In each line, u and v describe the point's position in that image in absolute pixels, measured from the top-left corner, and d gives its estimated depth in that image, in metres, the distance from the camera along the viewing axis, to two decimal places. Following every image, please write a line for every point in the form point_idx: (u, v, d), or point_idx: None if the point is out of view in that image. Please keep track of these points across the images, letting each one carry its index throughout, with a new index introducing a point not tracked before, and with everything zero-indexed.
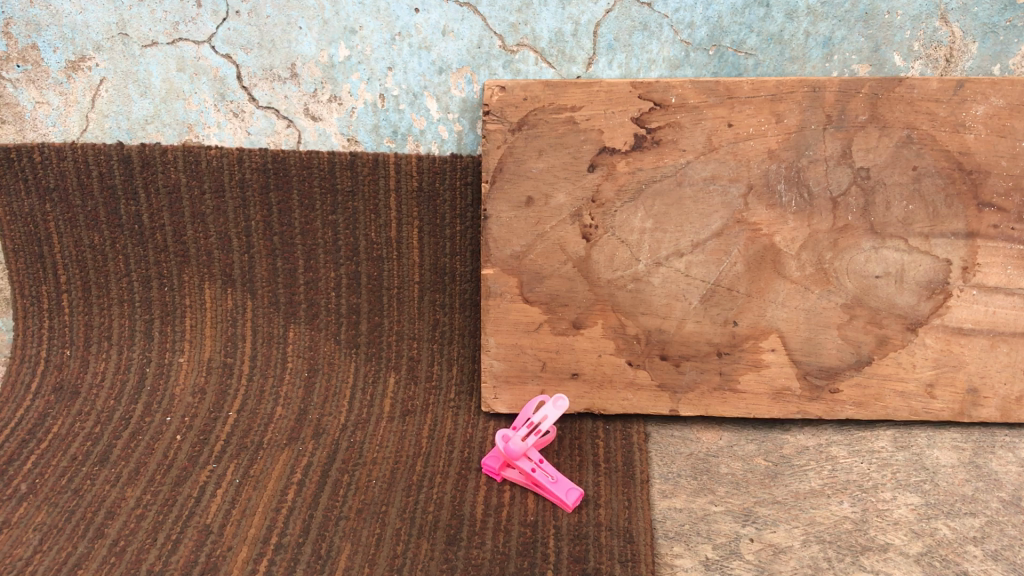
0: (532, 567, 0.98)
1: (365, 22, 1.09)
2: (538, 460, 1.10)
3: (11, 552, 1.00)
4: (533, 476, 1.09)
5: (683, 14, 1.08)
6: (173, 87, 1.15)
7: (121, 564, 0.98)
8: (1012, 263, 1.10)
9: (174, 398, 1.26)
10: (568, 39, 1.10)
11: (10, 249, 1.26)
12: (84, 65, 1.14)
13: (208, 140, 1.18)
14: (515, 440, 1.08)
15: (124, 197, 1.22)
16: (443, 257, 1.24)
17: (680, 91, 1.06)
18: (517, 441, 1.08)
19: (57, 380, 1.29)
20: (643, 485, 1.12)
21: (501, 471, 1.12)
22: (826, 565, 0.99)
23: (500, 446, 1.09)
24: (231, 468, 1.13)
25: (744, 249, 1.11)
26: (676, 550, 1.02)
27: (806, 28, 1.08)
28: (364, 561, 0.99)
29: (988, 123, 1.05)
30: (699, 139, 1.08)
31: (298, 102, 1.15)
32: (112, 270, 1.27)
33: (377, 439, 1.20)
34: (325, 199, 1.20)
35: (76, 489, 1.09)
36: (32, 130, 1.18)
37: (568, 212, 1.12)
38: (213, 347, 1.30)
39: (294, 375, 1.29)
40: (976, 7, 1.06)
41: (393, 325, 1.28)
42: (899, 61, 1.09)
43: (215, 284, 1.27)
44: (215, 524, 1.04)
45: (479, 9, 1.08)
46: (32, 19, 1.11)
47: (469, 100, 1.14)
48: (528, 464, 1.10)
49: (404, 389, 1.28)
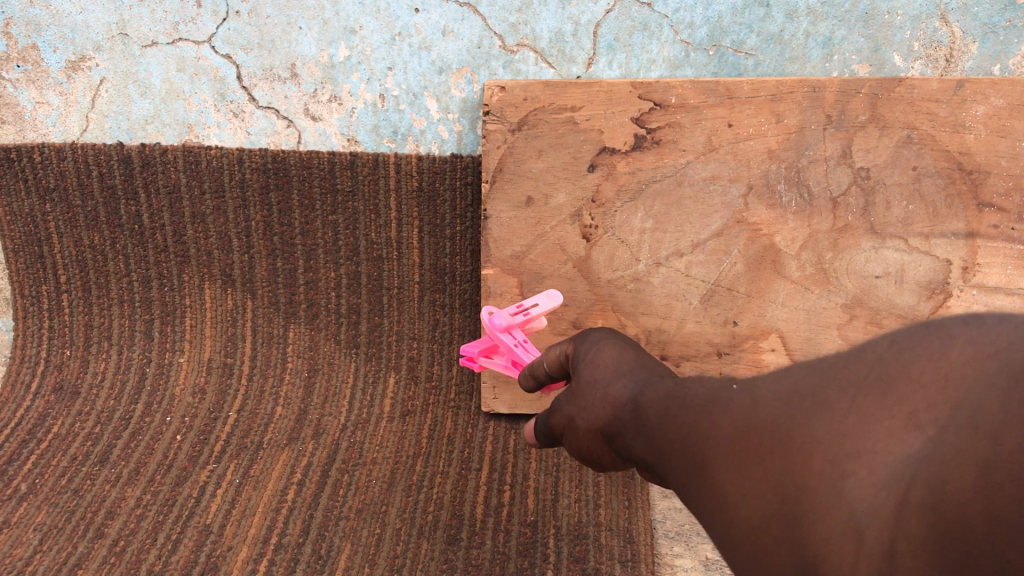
0: (533, 567, 0.99)
1: (365, 22, 1.09)
2: (522, 341, 0.93)
3: (11, 552, 1.00)
4: (514, 352, 0.91)
5: (683, 14, 1.08)
6: (173, 87, 1.14)
7: (121, 565, 0.98)
8: (1013, 264, 1.07)
9: (173, 398, 1.26)
10: (568, 39, 1.10)
11: (10, 249, 1.26)
12: (84, 66, 1.14)
13: (208, 140, 1.18)
14: (501, 312, 0.94)
15: (124, 197, 1.21)
16: (444, 258, 1.23)
17: (680, 91, 1.06)
18: (501, 316, 0.94)
19: (57, 380, 1.28)
20: (643, 485, 1.12)
21: (479, 358, 0.95)
22: None
23: (484, 323, 0.95)
24: (231, 467, 1.13)
25: (744, 249, 1.12)
26: (676, 550, 1.03)
27: (806, 28, 1.08)
28: (364, 561, 0.99)
29: (988, 123, 1.04)
30: (699, 139, 1.08)
31: (298, 102, 1.15)
32: (112, 270, 1.27)
33: (377, 439, 1.20)
34: (325, 199, 1.20)
35: (76, 489, 1.09)
36: (32, 130, 1.18)
37: (568, 212, 1.12)
38: (213, 347, 1.30)
39: (294, 375, 1.28)
40: (976, 7, 1.06)
41: (393, 325, 1.28)
42: (899, 61, 1.09)
43: (215, 284, 1.27)
44: (215, 524, 1.04)
45: (479, 9, 1.08)
46: (32, 19, 1.12)
47: (469, 100, 1.14)
48: (513, 343, 0.92)
49: (404, 389, 1.28)
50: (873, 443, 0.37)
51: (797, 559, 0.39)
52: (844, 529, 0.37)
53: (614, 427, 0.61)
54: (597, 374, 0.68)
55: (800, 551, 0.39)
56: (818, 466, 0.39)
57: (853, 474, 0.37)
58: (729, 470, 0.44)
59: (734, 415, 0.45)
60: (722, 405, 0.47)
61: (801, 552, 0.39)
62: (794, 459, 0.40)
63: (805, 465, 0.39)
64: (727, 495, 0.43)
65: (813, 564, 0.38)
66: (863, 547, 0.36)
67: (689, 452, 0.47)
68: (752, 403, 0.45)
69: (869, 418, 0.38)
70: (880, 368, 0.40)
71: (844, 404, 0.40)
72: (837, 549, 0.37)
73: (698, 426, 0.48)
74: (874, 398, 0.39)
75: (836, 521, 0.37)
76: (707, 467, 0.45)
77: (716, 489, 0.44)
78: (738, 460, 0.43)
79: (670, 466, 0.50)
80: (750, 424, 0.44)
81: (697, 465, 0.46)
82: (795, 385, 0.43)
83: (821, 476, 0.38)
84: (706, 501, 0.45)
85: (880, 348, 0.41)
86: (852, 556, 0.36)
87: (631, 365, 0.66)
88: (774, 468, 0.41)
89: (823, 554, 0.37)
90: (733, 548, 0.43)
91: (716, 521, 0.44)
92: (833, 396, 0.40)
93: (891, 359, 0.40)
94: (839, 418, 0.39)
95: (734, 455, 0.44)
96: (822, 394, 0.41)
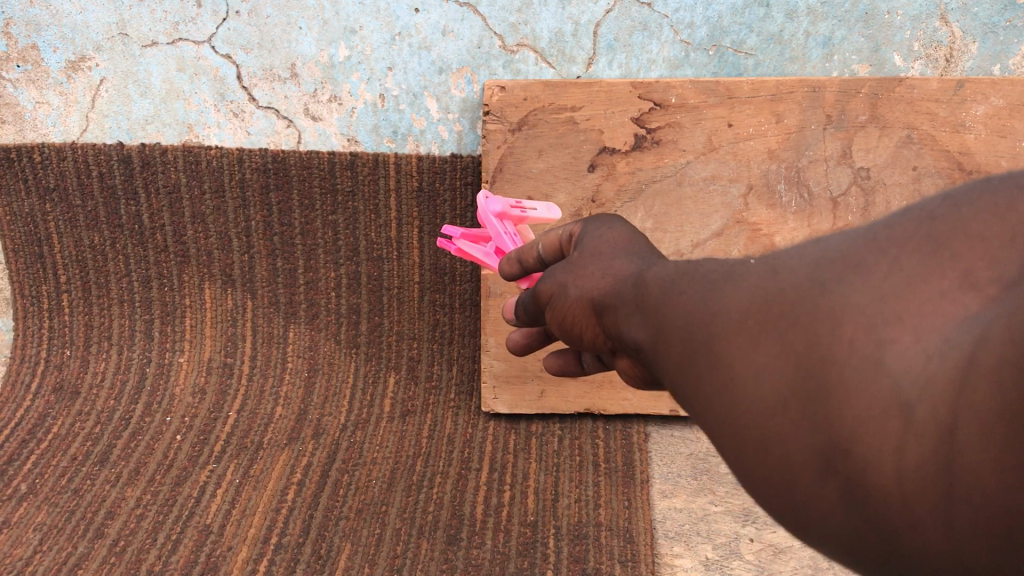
0: (533, 567, 0.99)
1: (365, 21, 1.09)
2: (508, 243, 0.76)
3: (11, 551, 1.00)
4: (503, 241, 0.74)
5: (683, 14, 1.08)
6: (173, 87, 1.14)
7: (121, 564, 0.98)
8: None
9: (173, 398, 1.26)
10: (568, 39, 1.10)
11: (10, 249, 1.26)
12: (84, 65, 1.14)
13: (208, 140, 1.18)
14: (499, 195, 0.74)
15: (124, 197, 1.21)
16: (444, 258, 1.23)
17: (680, 91, 1.07)
18: (499, 200, 0.73)
19: (57, 380, 1.28)
20: (643, 485, 1.12)
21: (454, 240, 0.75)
22: (825, 565, 1.02)
23: (477, 206, 0.73)
24: (231, 467, 1.14)
25: (744, 248, 1.11)
26: (676, 550, 1.03)
27: (806, 28, 1.08)
28: (364, 561, 0.99)
29: (988, 123, 1.04)
30: (699, 139, 1.08)
31: (298, 101, 1.15)
32: (112, 270, 1.27)
33: (377, 439, 1.20)
34: (325, 199, 1.20)
35: (76, 489, 1.09)
36: (32, 130, 1.18)
37: (569, 213, 1.11)
38: (213, 347, 1.29)
39: (294, 375, 1.28)
40: (976, 7, 1.06)
41: (393, 325, 1.28)
42: (899, 61, 1.09)
43: (215, 284, 1.27)
44: (215, 524, 1.04)
45: (479, 9, 1.08)
46: (32, 19, 1.12)
47: (469, 100, 1.14)
48: (505, 233, 0.73)
49: (404, 389, 1.28)
50: (919, 308, 0.34)
51: (823, 444, 0.34)
52: (886, 405, 0.33)
53: (605, 313, 0.50)
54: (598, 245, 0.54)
55: (826, 432, 0.34)
56: (850, 333, 0.34)
57: (894, 341, 0.33)
58: (748, 351, 0.37)
59: (752, 288, 0.39)
60: (737, 279, 0.40)
61: (827, 435, 0.34)
62: (822, 329, 0.35)
63: (835, 333, 0.34)
64: (736, 373, 0.37)
65: (844, 449, 0.33)
66: (912, 425, 0.32)
67: (693, 329, 0.40)
68: (771, 274, 0.39)
69: (915, 280, 0.35)
70: (931, 227, 0.37)
71: (884, 266, 0.35)
72: (878, 429, 0.33)
73: (704, 303, 0.40)
74: (922, 258, 0.35)
75: (876, 396, 0.33)
76: (713, 345, 0.38)
77: (720, 369, 0.38)
78: (756, 333, 0.37)
79: (664, 351, 0.42)
80: (770, 294, 0.38)
81: (699, 344, 0.39)
82: (824, 250, 0.38)
83: (855, 346, 0.34)
84: (706, 382, 0.38)
85: (920, 212, 0.38)
86: (897, 437, 0.33)
87: (638, 242, 0.53)
88: (797, 340, 0.35)
89: (858, 437, 0.33)
90: (735, 439, 0.37)
91: (717, 405, 0.38)
92: (871, 258, 0.36)
93: (943, 219, 0.37)
94: (878, 280, 0.35)
95: (749, 330, 0.37)
96: (856, 257, 0.36)
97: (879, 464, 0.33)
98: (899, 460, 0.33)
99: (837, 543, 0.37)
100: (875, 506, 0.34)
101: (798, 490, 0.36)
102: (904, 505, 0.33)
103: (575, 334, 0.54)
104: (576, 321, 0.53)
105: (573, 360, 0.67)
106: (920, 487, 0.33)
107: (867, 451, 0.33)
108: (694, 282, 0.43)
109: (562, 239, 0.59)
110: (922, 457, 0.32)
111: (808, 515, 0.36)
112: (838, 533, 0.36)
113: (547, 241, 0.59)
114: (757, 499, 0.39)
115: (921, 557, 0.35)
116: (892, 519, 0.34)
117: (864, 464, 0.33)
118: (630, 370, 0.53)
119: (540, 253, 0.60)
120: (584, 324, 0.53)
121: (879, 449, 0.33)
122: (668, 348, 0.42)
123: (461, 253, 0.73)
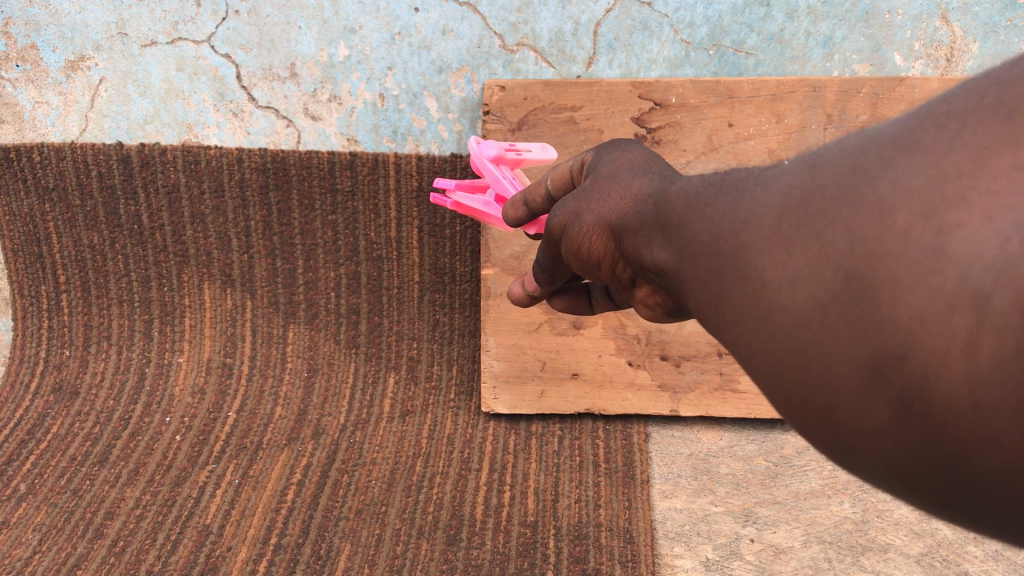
0: (533, 567, 0.99)
1: (365, 22, 1.09)
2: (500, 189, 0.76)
3: (11, 552, 0.99)
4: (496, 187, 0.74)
5: (683, 13, 1.07)
6: (173, 87, 1.14)
7: (121, 564, 0.97)
8: None
9: (173, 398, 1.26)
10: (568, 39, 1.09)
11: (10, 249, 1.26)
12: (83, 65, 1.14)
13: (207, 140, 1.18)
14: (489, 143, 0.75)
15: (123, 197, 1.21)
16: (444, 258, 1.23)
17: (680, 91, 1.09)
18: (494, 146, 0.75)
19: (57, 380, 1.27)
20: (643, 485, 1.12)
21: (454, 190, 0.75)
22: (826, 565, 1.01)
23: (471, 153, 0.75)
24: (231, 467, 1.13)
25: None
26: (676, 550, 1.03)
27: (807, 28, 1.07)
28: (364, 561, 0.99)
29: None
30: (699, 139, 1.11)
31: (297, 102, 1.15)
32: (111, 270, 1.27)
33: (377, 440, 1.20)
34: (325, 199, 1.20)
35: (75, 489, 1.09)
36: (32, 130, 1.18)
37: None
38: (212, 347, 1.29)
39: (294, 375, 1.28)
40: (976, 6, 1.06)
41: (393, 325, 1.27)
42: (900, 61, 1.09)
43: (215, 284, 1.27)
44: (215, 524, 1.04)
45: (479, 8, 1.08)
46: (32, 19, 1.11)
47: (469, 100, 1.14)
48: (504, 178, 0.74)
49: (404, 389, 1.27)
50: (989, 186, 0.30)
51: (871, 353, 0.32)
52: (951, 300, 0.30)
53: (626, 238, 0.49)
54: (615, 171, 0.54)
55: (878, 335, 0.31)
56: (903, 224, 0.31)
57: (959, 226, 0.30)
58: (782, 253, 0.35)
59: (784, 190, 0.37)
60: (768, 183, 0.39)
61: (877, 340, 0.32)
62: (868, 220, 0.32)
63: (883, 223, 0.32)
64: (769, 280, 0.36)
65: (899, 355, 0.31)
66: (986, 320, 0.29)
67: (719, 240, 0.39)
68: (809, 170, 0.37)
69: (982, 154, 0.31)
70: (1001, 94, 0.33)
71: (943, 142, 0.32)
72: (942, 328, 0.30)
73: (731, 211, 0.39)
74: (989, 128, 0.32)
75: (940, 288, 0.30)
76: (742, 253, 0.37)
77: (751, 278, 0.36)
78: (791, 232, 0.35)
79: (688, 268, 0.41)
80: (805, 192, 0.36)
81: (727, 255, 0.38)
82: (870, 137, 0.36)
83: (910, 237, 0.31)
84: (736, 296, 0.37)
85: (989, 79, 0.35)
86: (966, 334, 0.30)
87: (654, 167, 0.53)
88: (838, 238, 0.33)
89: (917, 341, 0.30)
90: (770, 354, 0.36)
91: (750, 318, 0.37)
92: (928, 136, 0.33)
93: (1015, 82, 0.33)
94: (936, 159, 0.32)
95: (783, 233, 0.36)
96: (909, 138, 0.34)
97: (944, 370, 0.30)
98: (971, 362, 0.30)
99: (895, 471, 0.35)
100: (936, 422, 0.31)
101: (842, 407, 0.34)
102: (975, 415, 0.31)
103: (596, 267, 0.54)
104: (595, 253, 0.53)
105: (584, 299, 0.67)
106: (994, 392, 0.30)
107: (929, 356, 0.30)
108: (719, 192, 0.42)
109: (576, 174, 0.60)
110: (997, 356, 0.29)
111: (858, 437, 0.34)
112: (893, 454, 0.34)
113: (558, 176, 0.61)
114: (801, 426, 0.38)
115: (998, 474, 0.32)
116: (963, 434, 0.31)
117: (925, 371, 0.31)
118: (651, 300, 0.52)
119: (549, 189, 0.61)
120: (602, 254, 0.52)
121: (943, 352, 0.30)
122: (693, 266, 0.41)
123: (459, 203, 0.74)
